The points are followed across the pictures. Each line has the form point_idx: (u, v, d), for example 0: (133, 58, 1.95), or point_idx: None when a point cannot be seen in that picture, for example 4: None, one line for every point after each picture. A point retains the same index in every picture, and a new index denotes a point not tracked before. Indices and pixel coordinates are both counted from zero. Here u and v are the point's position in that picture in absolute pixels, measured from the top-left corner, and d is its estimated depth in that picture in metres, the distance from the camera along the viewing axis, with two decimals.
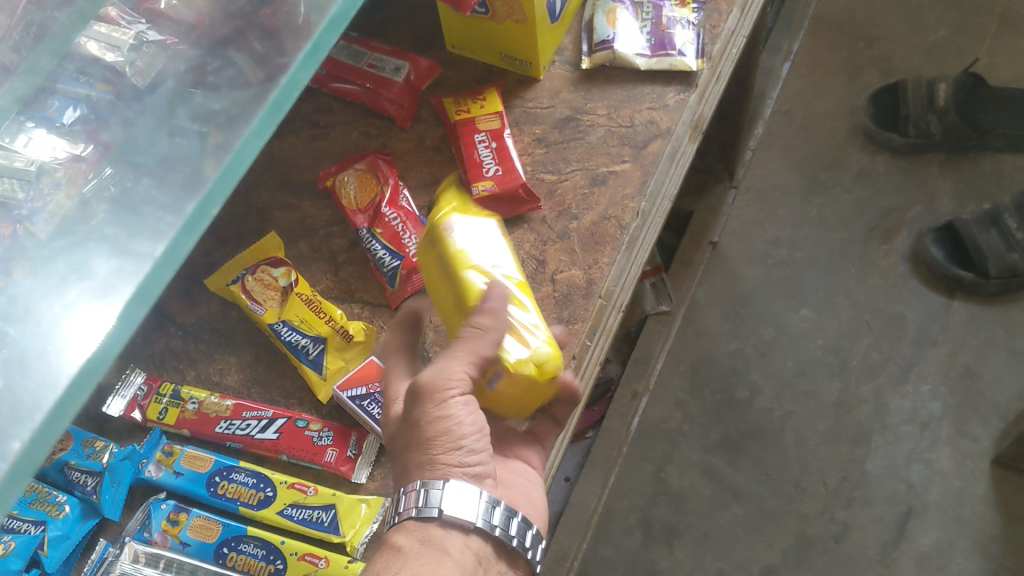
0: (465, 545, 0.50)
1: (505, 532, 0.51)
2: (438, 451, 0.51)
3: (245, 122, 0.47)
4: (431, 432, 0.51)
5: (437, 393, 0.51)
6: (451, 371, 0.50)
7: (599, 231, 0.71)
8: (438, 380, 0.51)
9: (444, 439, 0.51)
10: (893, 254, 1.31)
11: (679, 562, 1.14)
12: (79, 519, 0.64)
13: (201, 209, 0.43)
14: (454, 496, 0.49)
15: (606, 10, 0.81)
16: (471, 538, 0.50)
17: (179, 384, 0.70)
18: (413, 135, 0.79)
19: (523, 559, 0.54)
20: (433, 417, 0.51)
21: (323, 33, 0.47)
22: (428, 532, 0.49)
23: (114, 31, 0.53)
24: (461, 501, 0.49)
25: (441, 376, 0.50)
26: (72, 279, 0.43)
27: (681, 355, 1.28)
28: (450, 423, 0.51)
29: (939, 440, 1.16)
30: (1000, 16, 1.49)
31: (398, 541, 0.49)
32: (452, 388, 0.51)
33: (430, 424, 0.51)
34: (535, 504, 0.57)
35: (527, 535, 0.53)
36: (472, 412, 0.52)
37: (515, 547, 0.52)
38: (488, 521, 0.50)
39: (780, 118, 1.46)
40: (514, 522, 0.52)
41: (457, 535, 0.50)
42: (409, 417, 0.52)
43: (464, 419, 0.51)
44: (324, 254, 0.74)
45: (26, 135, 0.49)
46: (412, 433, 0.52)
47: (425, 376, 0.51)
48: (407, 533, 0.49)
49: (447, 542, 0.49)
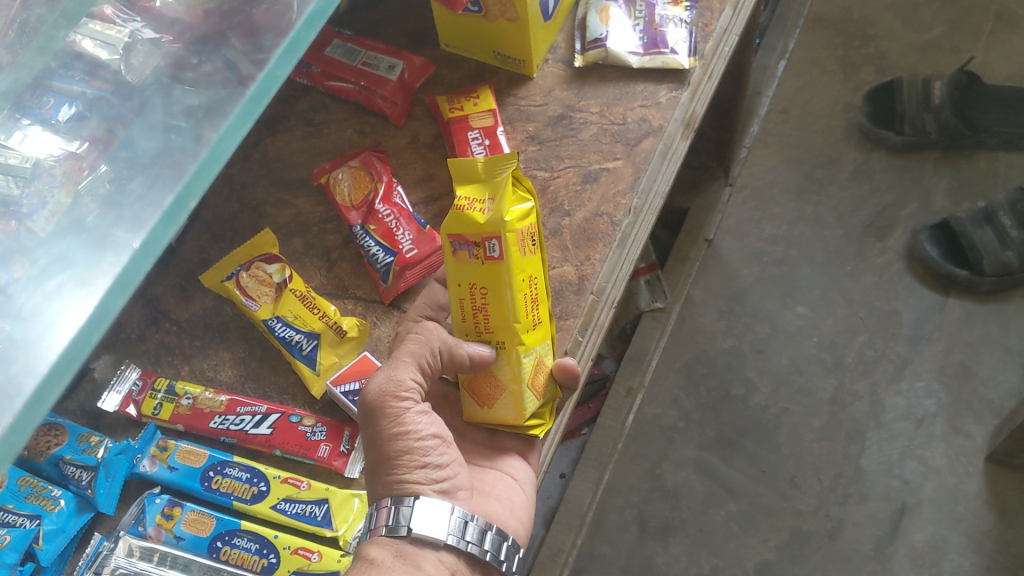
0: (438, 561, 0.51)
1: (479, 547, 0.52)
2: (404, 470, 0.52)
3: (223, 117, 0.47)
4: (394, 451, 0.53)
5: (389, 407, 0.53)
6: (402, 380, 0.53)
7: (591, 228, 0.71)
8: (392, 391, 0.53)
9: (406, 455, 0.53)
10: (888, 252, 1.31)
11: (674, 558, 1.14)
12: (73, 513, 0.65)
13: (180, 201, 0.44)
14: (423, 514, 0.50)
15: (599, 9, 0.82)
16: (443, 553, 0.51)
17: (174, 379, 0.70)
18: (407, 132, 0.80)
19: (498, 571, 0.54)
20: (394, 433, 0.53)
21: (301, 30, 0.49)
22: (401, 547, 0.50)
23: (108, 28, 0.54)
24: (433, 518, 0.51)
25: (392, 385, 0.53)
26: (53, 269, 0.44)
27: (677, 352, 1.29)
28: (410, 437, 0.53)
29: (933, 437, 1.16)
30: (997, 14, 1.49)
31: (373, 554, 0.50)
32: (404, 396, 0.53)
33: (389, 439, 0.53)
34: (514, 512, 0.58)
35: (502, 547, 0.54)
36: (428, 421, 0.54)
37: (490, 561, 0.52)
38: (460, 538, 0.51)
39: (776, 116, 1.47)
40: (490, 535, 0.53)
41: (430, 551, 0.51)
42: (369, 440, 0.54)
43: (424, 432, 0.54)
44: (318, 251, 0.75)
45: (21, 132, 0.50)
46: (374, 452, 0.54)
47: (378, 392, 0.53)
48: (380, 546, 0.51)
49: (421, 557, 0.50)
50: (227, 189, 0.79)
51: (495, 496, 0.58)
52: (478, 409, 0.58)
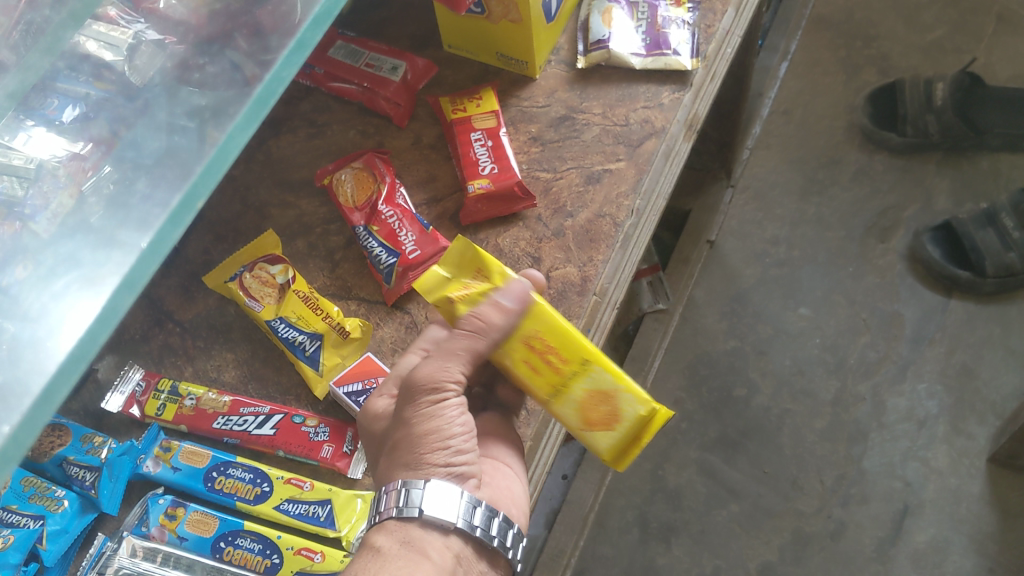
0: (445, 546, 0.50)
1: (486, 532, 0.52)
2: (427, 451, 0.52)
3: (229, 116, 0.47)
4: (420, 430, 0.52)
5: (431, 391, 0.52)
6: (449, 369, 0.52)
7: (594, 229, 0.71)
8: (437, 377, 0.52)
9: (434, 441, 0.52)
10: (890, 253, 1.31)
11: (676, 559, 1.14)
12: (77, 513, 0.65)
13: (187, 201, 0.44)
14: (433, 497, 0.50)
15: (601, 10, 0.82)
16: (451, 539, 0.51)
17: (177, 380, 0.70)
18: (410, 133, 0.80)
19: (504, 558, 0.54)
20: (425, 415, 0.52)
21: (307, 31, 0.48)
22: (409, 532, 0.50)
23: (112, 30, 0.54)
24: (444, 500, 0.50)
25: (437, 373, 0.52)
26: (61, 267, 0.44)
27: (679, 354, 1.29)
28: (440, 424, 0.52)
29: (935, 438, 1.16)
30: (998, 15, 1.49)
31: (378, 543, 0.51)
32: (446, 385, 0.53)
33: (421, 422, 0.52)
34: (515, 501, 0.56)
35: (508, 534, 0.53)
36: (462, 413, 0.53)
37: (496, 547, 0.52)
38: (469, 522, 0.51)
39: (778, 117, 1.47)
40: (496, 521, 0.53)
41: (438, 536, 0.51)
42: (400, 414, 0.54)
43: (454, 420, 0.53)
44: (322, 252, 0.75)
45: (26, 132, 0.50)
46: (402, 431, 0.53)
47: (424, 374, 0.52)
48: (387, 533, 0.51)
49: (427, 544, 0.50)
50: (230, 191, 0.79)
51: (496, 485, 0.56)
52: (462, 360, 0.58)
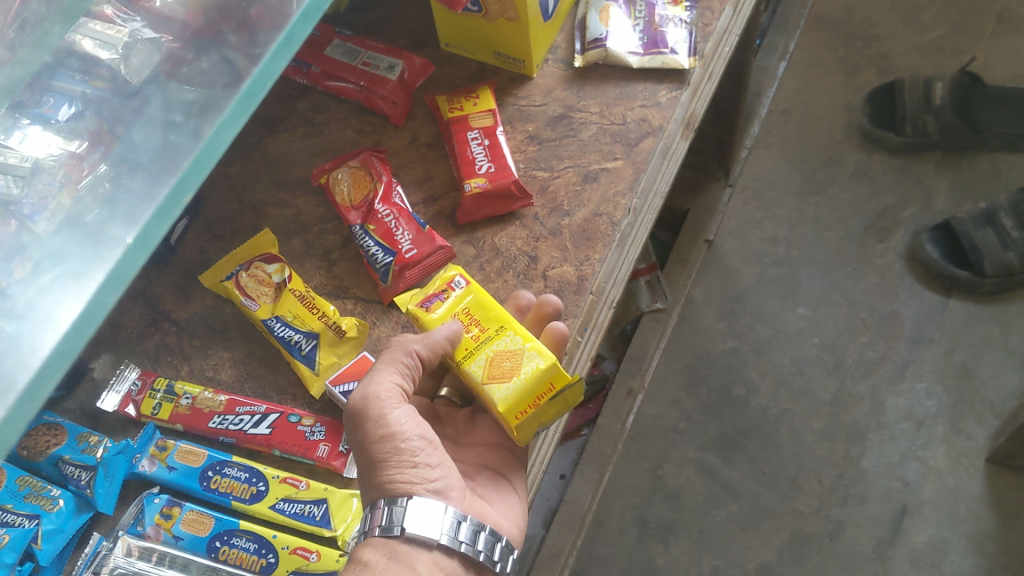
0: (432, 562, 0.51)
1: (472, 547, 0.52)
2: (390, 471, 0.52)
3: (218, 110, 0.47)
4: (380, 453, 0.53)
5: (373, 410, 0.54)
6: (383, 384, 0.55)
7: (591, 228, 0.71)
8: (377, 395, 0.54)
9: (396, 458, 0.53)
10: (889, 253, 1.31)
11: (675, 559, 1.14)
12: (72, 513, 0.65)
13: (173, 195, 0.44)
14: (416, 514, 0.50)
15: (599, 9, 0.82)
16: (436, 554, 0.51)
17: (173, 379, 0.70)
18: (407, 132, 0.80)
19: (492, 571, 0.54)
20: (380, 437, 0.53)
21: (296, 24, 0.49)
22: (394, 548, 0.50)
23: (108, 28, 0.54)
24: (427, 516, 0.50)
25: (377, 392, 0.54)
26: (49, 261, 0.44)
27: (678, 353, 1.29)
28: (397, 440, 0.53)
29: (934, 438, 1.16)
30: (998, 15, 1.49)
31: (366, 557, 0.50)
32: (387, 400, 0.54)
33: (377, 444, 0.53)
34: (507, 514, 0.58)
35: (495, 548, 0.53)
36: (416, 424, 0.55)
37: (483, 561, 0.53)
38: (454, 537, 0.51)
39: (777, 117, 1.47)
40: (482, 536, 0.53)
41: (423, 552, 0.51)
42: (356, 443, 0.55)
43: (410, 434, 0.54)
44: (318, 251, 0.75)
45: (21, 131, 0.51)
46: (362, 457, 0.54)
47: (361, 397, 0.54)
48: (373, 548, 0.51)
49: (414, 559, 0.50)
50: (227, 189, 0.79)
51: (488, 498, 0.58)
52: (506, 387, 0.57)
